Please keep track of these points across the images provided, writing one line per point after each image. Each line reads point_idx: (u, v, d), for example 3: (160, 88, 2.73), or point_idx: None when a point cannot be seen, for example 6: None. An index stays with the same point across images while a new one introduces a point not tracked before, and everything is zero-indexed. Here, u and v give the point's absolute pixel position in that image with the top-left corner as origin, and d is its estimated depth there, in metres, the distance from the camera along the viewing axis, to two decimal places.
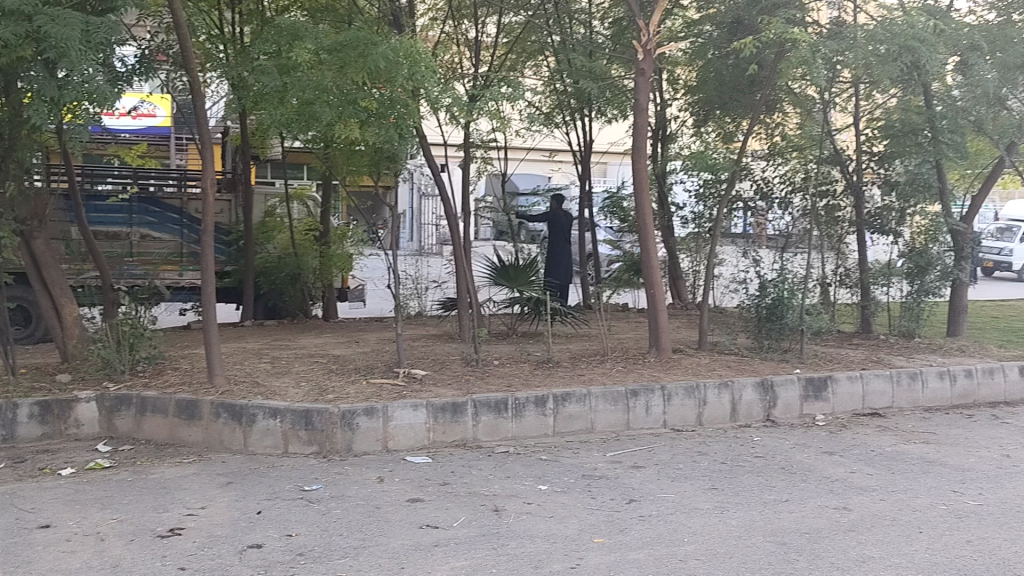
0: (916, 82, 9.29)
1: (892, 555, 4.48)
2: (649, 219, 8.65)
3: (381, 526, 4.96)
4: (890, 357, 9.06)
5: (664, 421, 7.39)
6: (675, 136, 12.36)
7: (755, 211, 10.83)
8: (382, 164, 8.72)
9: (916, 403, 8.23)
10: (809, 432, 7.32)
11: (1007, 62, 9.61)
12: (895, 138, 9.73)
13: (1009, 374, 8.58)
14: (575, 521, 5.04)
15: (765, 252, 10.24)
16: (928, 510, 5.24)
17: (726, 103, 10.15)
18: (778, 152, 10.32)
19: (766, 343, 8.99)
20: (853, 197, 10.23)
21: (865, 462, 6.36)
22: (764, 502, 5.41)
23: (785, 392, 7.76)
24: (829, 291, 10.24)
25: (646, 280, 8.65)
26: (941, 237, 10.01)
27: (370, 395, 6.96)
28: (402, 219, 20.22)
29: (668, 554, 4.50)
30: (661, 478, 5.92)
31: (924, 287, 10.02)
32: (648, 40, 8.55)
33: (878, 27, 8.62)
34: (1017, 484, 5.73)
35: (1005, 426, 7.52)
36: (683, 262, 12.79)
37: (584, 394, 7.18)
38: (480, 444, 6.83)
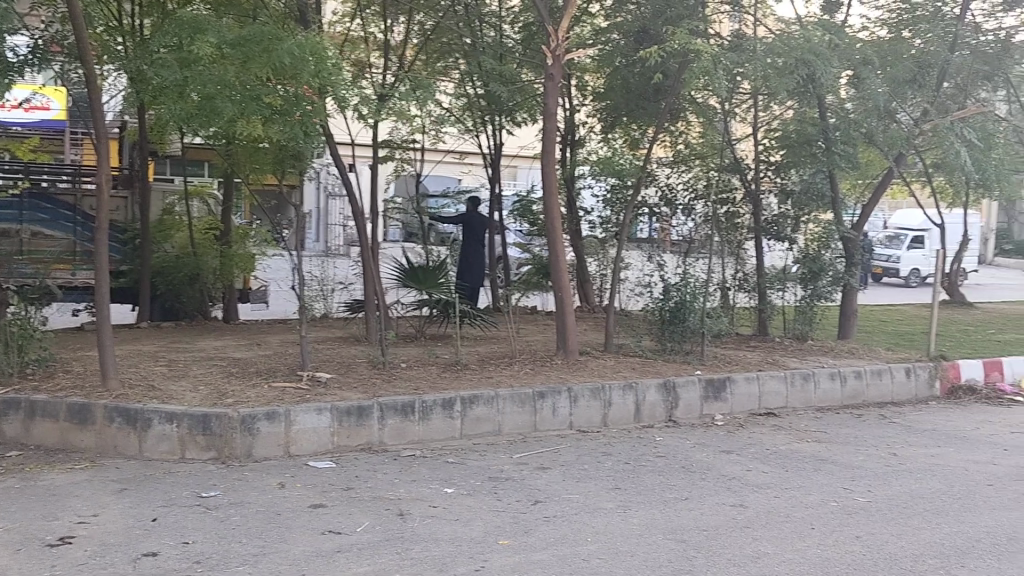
0: (811, 95, 9.63)
1: (785, 551, 4.65)
2: (558, 221, 8.75)
3: (282, 532, 4.86)
4: (785, 359, 9.41)
5: (570, 422, 7.48)
6: (584, 141, 12.72)
7: (659, 216, 10.78)
8: (287, 162, 8.60)
9: (810, 403, 8.57)
10: (709, 432, 7.53)
11: (897, 77, 10.25)
12: (790, 147, 10.24)
13: (896, 374, 9.02)
14: (481, 523, 5.05)
15: (670, 256, 10.42)
16: (820, 506, 5.45)
17: (632, 111, 10.43)
18: (682, 159, 10.70)
19: (670, 345, 9.20)
20: (751, 203, 10.58)
21: (761, 460, 6.59)
22: (665, 501, 5.54)
23: (687, 392, 7.97)
24: (729, 296, 10.55)
25: (554, 282, 8.75)
26: (833, 244, 10.41)
27: (272, 399, 6.83)
28: (309, 219, 19.87)
29: (571, 554, 4.56)
30: (566, 479, 5.99)
31: (817, 291, 10.49)
32: (557, 46, 8.63)
33: (775, 40, 8.93)
34: (901, 481, 6.03)
35: (890, 425, 7.90)
36: (589, 266, 12.76)
37: (492, 396, 7.21)
38: (385, 448, 6.77)
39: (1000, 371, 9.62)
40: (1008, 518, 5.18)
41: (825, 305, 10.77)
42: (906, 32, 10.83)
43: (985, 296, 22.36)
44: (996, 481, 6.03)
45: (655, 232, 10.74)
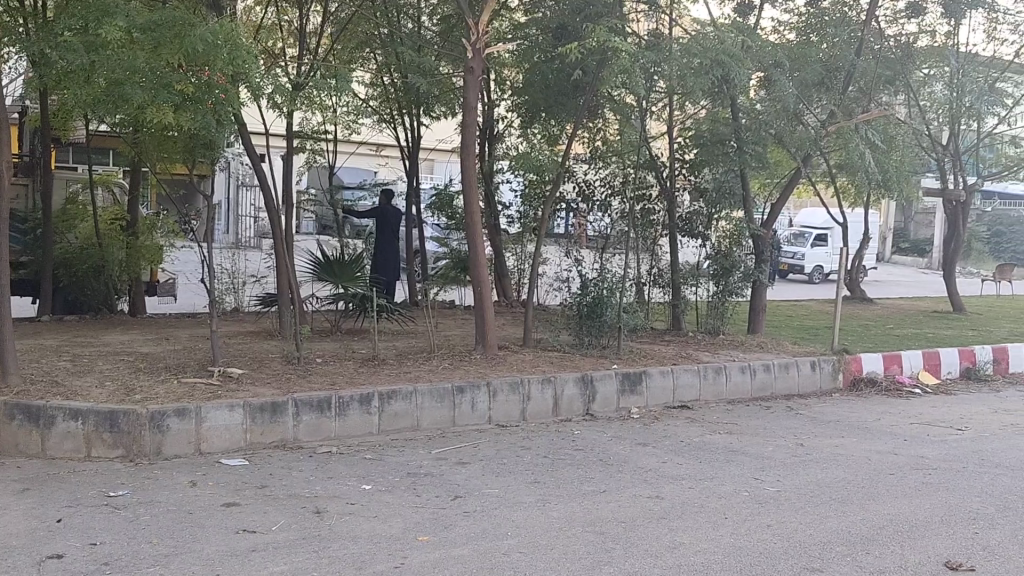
0: (725, 96, 10.04)
1: (701, 541, 4.76)
2: (477, 219, 8.71)
3: (195, 532, 4.71)
4: (698, 353, 9.64)
5: (489, 417, 7.50)
6: (503, 136, 12.75)
7: (577, 212, 11.04)
8: (199, 152, 8.31)
9: (721, 396, 8.80)
10: (625, 425, 7.66)
11: (806, 80, 10.71)
12: (703, 147, 10.49)
13: (802, 368, 9.35)
14: (399, 520, 5.01)
15: (586, 252, 10.47)
16: (733, 497, 5.60)
17: (550, 106, 10.24)
18: (600, 155, 10.78)
19: (587, 340, 9.30)
20: (666, 201, 10.74)
21: (676, 452, 6.74)
22: (583, 493, 5.60)
23: (604, 386, 8.09)
24: (644, 291, 10.67)
25: (473, 278, 8.73)
26: (743, 242, 10.71)
27: (183, 395, 6.62)
28: (219, 210, 19.35)
29: (491, 549, 4.56)
30: (486, 474, 5.99)
31: (728, 287, 10.69)
32: (477, 39, 8.60)
33: (690, 40, 9.16)
34: (808, 471, 6.25)
35: (798, 417, 8.19)
36: (509, 261, 13.09)
37: (410, 392, 7.16)
38: (300, 444, 6.64)
39: (898, 365, 10.04)
40: (909, 506, 5.42)
41: (737, 302, 10.96)
42: (813, 35, 11.27)
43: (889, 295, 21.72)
44: (896, 470, 6.31)
45: (572, 227, 10.92)
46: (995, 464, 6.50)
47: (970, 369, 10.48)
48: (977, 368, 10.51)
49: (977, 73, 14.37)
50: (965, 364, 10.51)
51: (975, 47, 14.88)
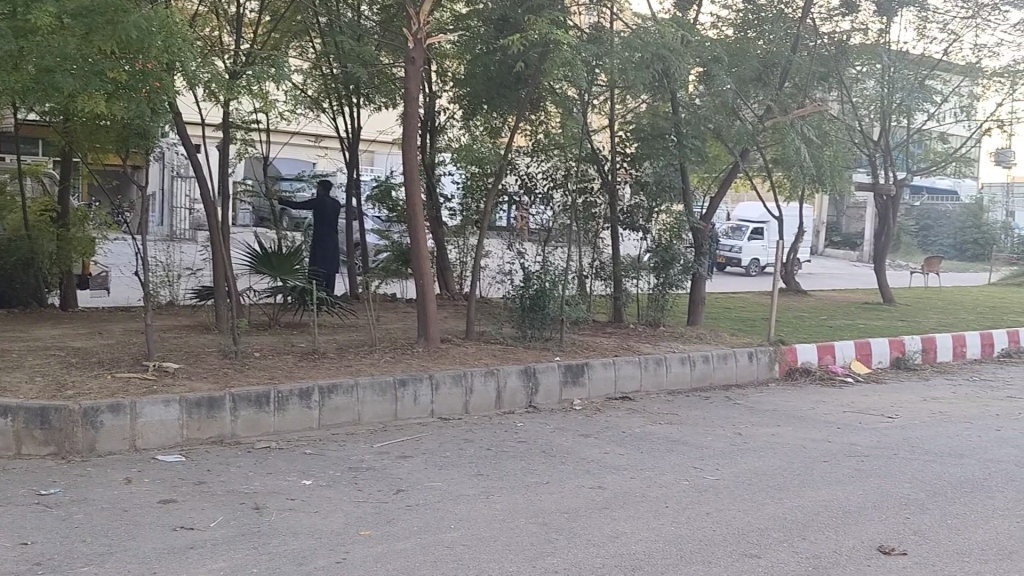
0: (665, 90, 10.07)
1: (643, 530, 4.80)
2: (420, 213, 8.65)
3: (131, 530, 4.58)
4: (639, 344, 9.75)
5: (431, 410, 7.46)
6: (444, 128, 12.68)
7: (519, 205, 11.04)
8: (132, 140, 8.07)
9: (662, 386, 8.91)
10: (567, 416, 7.69)
11: (744, 75, 10.95)
12: (644, 140, 10.56)
13: (740, 358, 9.51)
14: (341, 515, 4.94)
15: (529, 246, 10.65)
16: (674, 486, 5.68)
17: (491, 98, 10.22)
18: (542, 148, 10.70)
19: (530, 332, 9.33)
20: (608, 193, 10.80)
21: (617, 442, 6.79)
22: (526, 485, 5.61)
23: (546, 377, 8.11)
24: (586, 283, 10.75)
25: (414, 271, 8.66)
26: (683, 235, 10.82)
27: (117, 391, 6.43)
28: (154, 201, 18.86)
29: (433, 542, 4.54)
30: (429, 467, 5.95)
31: (669, 280, 10.85)
32: (418, 29, 8.54)
33: (631, 35, 9.22)
34: (746, 459, 6.37)
35: (736, 406, 8.34)
36: (451, 253, 12.99)
37: (351, 386, 7.07)
38: (238, 440, 6.50)
39: (832, 355, 10.29)
40: (843, 492, 5.56)
41: (677, 293, 11.17)
42: (750, 32, 11.49)
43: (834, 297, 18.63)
44: (830, 457, 6.46)
45: (513, 220, 11.01)
46: (924, 450, 6.70)
47: (900, 358, 10.81)
48: (906, 358, 10.85)
49: (908, 70, 14.78)
50: (895, 354, 10.84)
51: (906, 44, 15.31)
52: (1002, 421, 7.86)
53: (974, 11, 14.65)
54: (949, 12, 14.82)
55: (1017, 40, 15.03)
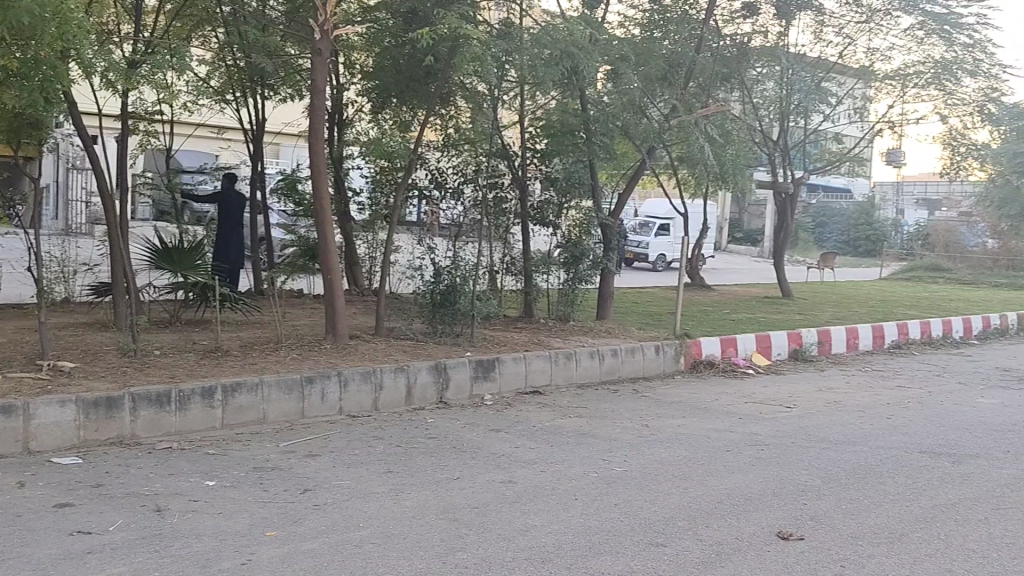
0: (574, 87, 10.18)
1: (552, 522, 4.84)
2: (327, 207, 8.49)
3: (23, 536, 4.36)
4: (549, 339, 9.81)
5: (339, 408, 7.34)
6: (351, 121, 12.67)
7: (428, 199, 10.80)
8: (24, 131, 7.70)
9: (572, 380, 9.01)
10: (477, 411, 7.70)
11: (650, 75, 11.19)
12: (553, 137, 10.73)
13: (647, 352, 9.71)
14: (245, 516, 4.81)
15: (440, 240, 10.30)
16: (582, 478, 5.75)
17: (401, 92, 10.14)
18: (452, 143, 10.65)
19: (441, 327, 9.32)
20: (518, 189, 10.88)
21: (528, 436, 6.84)
22: (436, 481, 5.59)
23: (457, 372, 8.09)
24: (496, 279, 10.67)
25: (321, 266, 8.50)
26: (592, 231, 11.06)
27: (8, 391, 6.12)
28: (46, 193, 18.01)
29: (342, 541, 4.47)
30: (337, 466, 5.87)
31: (579, 275, 11.03)
32: (325, 21, 8.31)
33: (540, 32, 9.28)
34: (652, 450, 6.51)
35: (643, 399, 8.51)
36: (359, 248, 12.80)
37: (256, 384, 6.90)
38: (139, 440, 6.27)
39: (734, 348, 10.59)
40: (746, 480, 5.74)
41: (586, 289, 11.32)
42: (656, 32, 11.68)
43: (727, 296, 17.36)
44: (732, 447, 6.66)
45: (424, 216, 10.72)
46: (821, 438, 6.98)
47: (797, 350, 11.22)
48: (803, 350, 11.27)
49: (805, 72, 15.30)
50: (793, 346, 11.23)
51: (803, 47, 15.89)
52: (891, 409, 8.24)
53: (867, 15, 15.35)
54: (845, 16, 15.45)
55: (907, 44, 15.78)
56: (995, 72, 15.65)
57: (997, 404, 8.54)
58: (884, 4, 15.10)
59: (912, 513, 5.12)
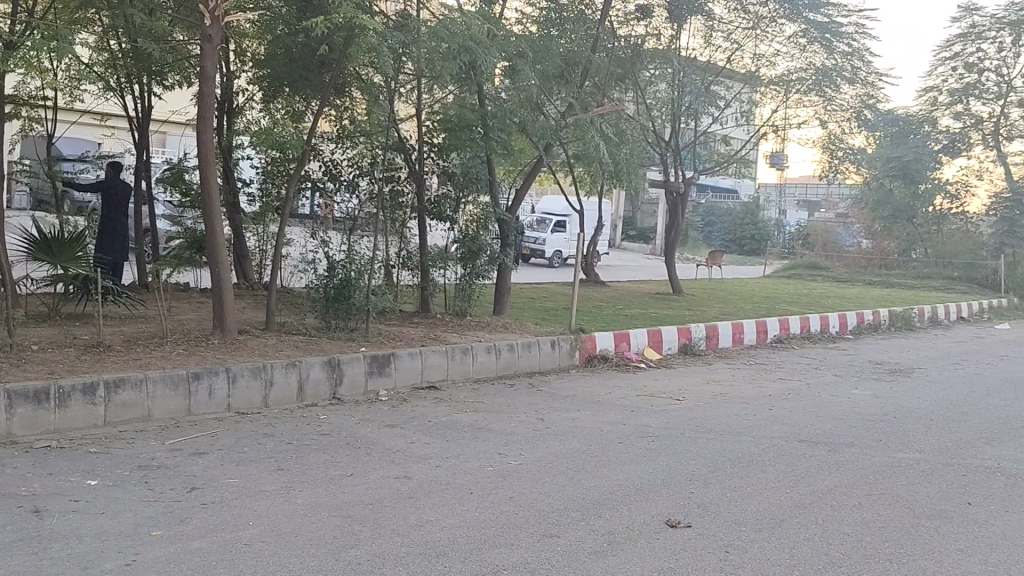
0: (471, 81, 10.10)
1: (447, 517, 4.84)
2: (216, 196, 8.21)
3: None
4: (445, 334, 9.78)
5: (228, 404, 7.13)
6: (243, 110, 12.34)
7: (322, 192, 10.74)
8: None
9: (468, 375, 9.02)
10: (371, 407, 7.61)
11: (546, 71, 11.19)
12: (451, 132, 10.59)
13: (542, 347, 9.81)
14: (130, 515, 4.61)
15: (334, 234, 10.39)
16: (476, 472, 5.76)
17: (294, 82, 9.92)
18: (348, 135, 10.58)
19: (335, 323, 9.17)
20: (415, 183, 10.77)
21: (423, 432, 6.80)
22: (330, 477, 5.50)
23: (350, 368, 7.96)
24: (393, 273, 10.55)
25: (209, 258, 8.22)
26: (489, 226, 11.10)
27: None
28: None
29: (231, 540, 4.34)
30: (225, 463, 5.69)
31: (475, 270, 10.99)
32: (216, 6, 7.99)
33: (438, 25, 9.21)
34: (547, 443, 6.58)
35: (539, 393, 8.60)
36: (250, 241, 12.53)
37: (140, 380, 6.63)
38: (14, 440, 5.95)
39: (627, 342, 10.82)
40: (637, 471, 5.88)
41: (483, 284, 11.32)
42: (553, 30, 11.82)
43: (633, 296, 16.91)
44: (624, 439, 6.80)
45: (317, 209, 10.71)
46: (708, 430, 7.22)
47: (686, 345, 11.56)
48: (692, 344, 11.62)
49: (695, 75, 15.78)
50: (682, 340, 11.56)
51: (694, 51, 16.43)
52: (773, 401, 8.61)
53: (753, 21, 15.92)
54: (732, 22, 16.03)
55: (790, 51, 16.49)
56: (871, 80, 16.46)
57: (870, 395, 9.01)
58: (770, 11, 15.67)
59: (792, 500, 5.35)
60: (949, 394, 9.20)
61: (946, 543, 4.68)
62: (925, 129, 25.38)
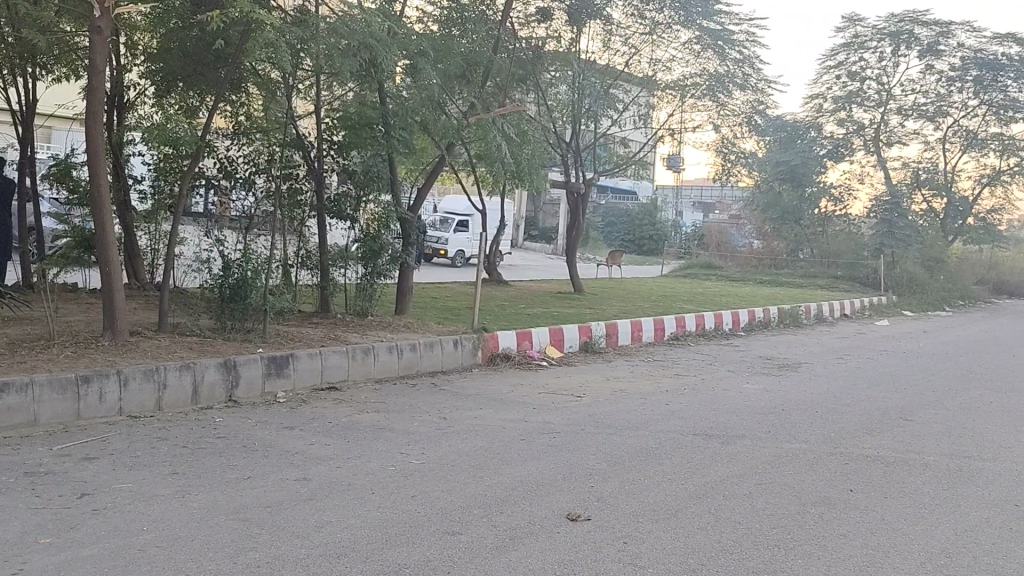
0: (372, 79, 10.02)
1: (348, 517, 4.79)
2: (106, 194, 7.86)
3: None
4: (346, 334, 9.67)
5: (120, 408, 6.87)
6: (134, 104, 12.06)
7: (217, 189, 10.46)
8: None
9: (369, 374, 8.93)
10: (270, 409, 7.44)
11: (447, 70, 11.14)
12: (351, 129, 10.49)
13: (445, 346, 9.80)
14: (15, 523, 4.40)
15: (228, 233, 9.91)
16: (378, 472, 5.72)
17: (189, 77, 9.62)
18: (243, 131, 10.39)
19: (230, 324, 8.95)
20: (314, 180, 10.63)
21: (323, 433, 6.70)
22: (227, 481, 5.36)
23: (247, 370, 7.78)
24: (291, 272, 10.43)
25: (98, 258, 7.90)
26: (392, 225, 10.93)
27: None
28: None
29: (125, 546, 4.20)
30: (117, 468, 5.48)
31: (376, 270, 10.84)
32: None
33: (337, 21, 9.09)
34: (449, 442, 6.58)
35: (440, 392, 8.59)
36: (141, 240, 12.06)
37: (25, 383, 6.33)
38: None
39: (529, 340, 10.93)
40: (538, 467, 5.95)
41: (384, 283, 11.20)
42: (453, 29, 11.89)
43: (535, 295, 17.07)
44: (526, 435, 6.88)
45: (213, 207, 10.42)
46: (607, 425, 7.37)
47: (587, 343, 11.76)
48: (593, 342, 11.83)
49: (594, 77, 16.25)
50: (583, 338, 11.76)
51: (593, 54, 16.71)
52: (669, 395, 8.86)
53: (650, 27, 16.38)
54: (629, 27, 16.43)
55: (685, 57, 16.99)
56: (761, 86, 17.10)
57: (760, 389, 9.37)
58: (665, 18, 16.20)
59: (687, 491, 5.52)
60: (833, 387, 9.65)
61: (829, 528, 4.93)
62: (812, 135, 26.79)
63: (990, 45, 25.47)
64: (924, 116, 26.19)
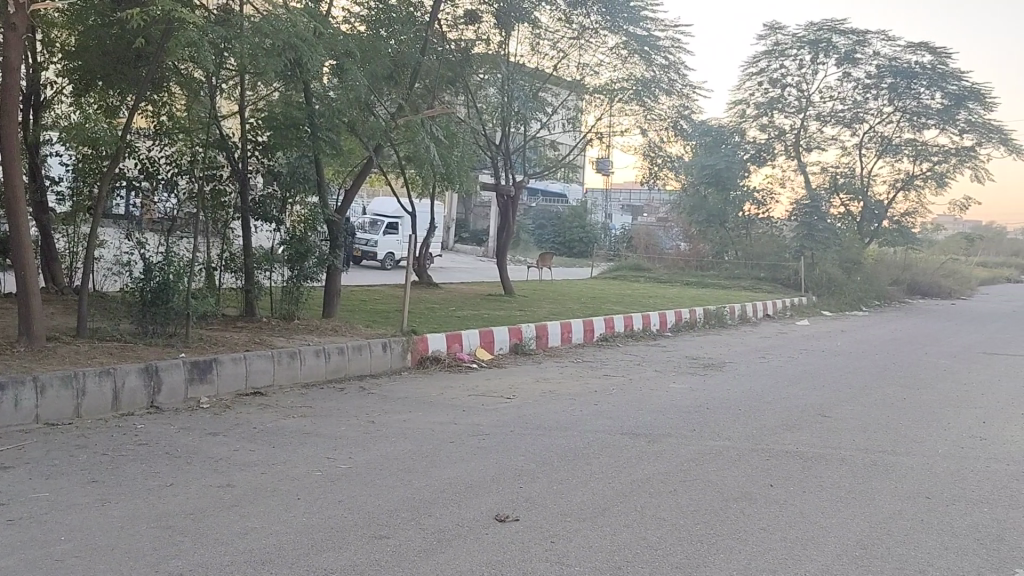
0: (297, 79, 9.92)
1: (273, 523, 4.73)
2: (20, 196, 7.56)
3: None
4: (271, 338, 9.52)
5: (35, 416, 6.64)
6: (51, 103, 11.65)
7: (138, 191, 10.08)
8: None
9: (296, 378, 8.81)
10: (193, 415, 7.28)
11: (375, 70, 11.09)
12: (277, 130, 10.33)
13: (373, 349, 9.73)
14: None
15: (149, 235, 9.66)
16: (304, 477, 5.65)
17: (108, 75, 9.36)
18: (166, 132, 10.03)
19: (151, 328, 8.71)
20: (238, 182, 10.44)
21: (248, 439, 6.58)
22: (148, 488, 5.23)
23: (169, 375, 7.60)
24: (215, 275, 10.21)
25: (13, 261, 7.60)
26: (318, 227, 10.78)
27: None
28: None
29: (40, 556, 4.06)
30: (33, 477, 5.29)
31: (303, 272, 10.70)
32: None
33: (262, 21, 8.93)
34: (376, 445, 6.54)
35: (369, 395, 8.53)
36: (59, 242, 11.66)
37: None
38: None
39: (459, 343, 10.92)
40: (466, 469, 5.96)
41: (311, 286, 11.07)
42: (382, 30, 11.75)
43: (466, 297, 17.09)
44: (454, 438, 6.87)
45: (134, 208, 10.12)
46: (535, 426, 7.42)
47: (517, 344, 11.82)
48: (523, 343, 11.89)
49: (522, 80, 16.36)
50: (513, 340, 11.81)
51: (521, 57, 16.79)
52: (598, 396, 8.97)
53: (578, 32, 16.59)
54: (558, 31, 16.60)
55: (612, 61, 17.22)
56: (686, 91, 17.44)
57: (686, 388, 9.56)
58: (592, 23, 16.40)
59: (614, 489, 5.60)
60: (756, 385, 9.89)
61: (750, 523, 5.05)
62: (735, 139, 27.41)
63: (903, 54, 26.47)
64: (842, 122, 27.08)
